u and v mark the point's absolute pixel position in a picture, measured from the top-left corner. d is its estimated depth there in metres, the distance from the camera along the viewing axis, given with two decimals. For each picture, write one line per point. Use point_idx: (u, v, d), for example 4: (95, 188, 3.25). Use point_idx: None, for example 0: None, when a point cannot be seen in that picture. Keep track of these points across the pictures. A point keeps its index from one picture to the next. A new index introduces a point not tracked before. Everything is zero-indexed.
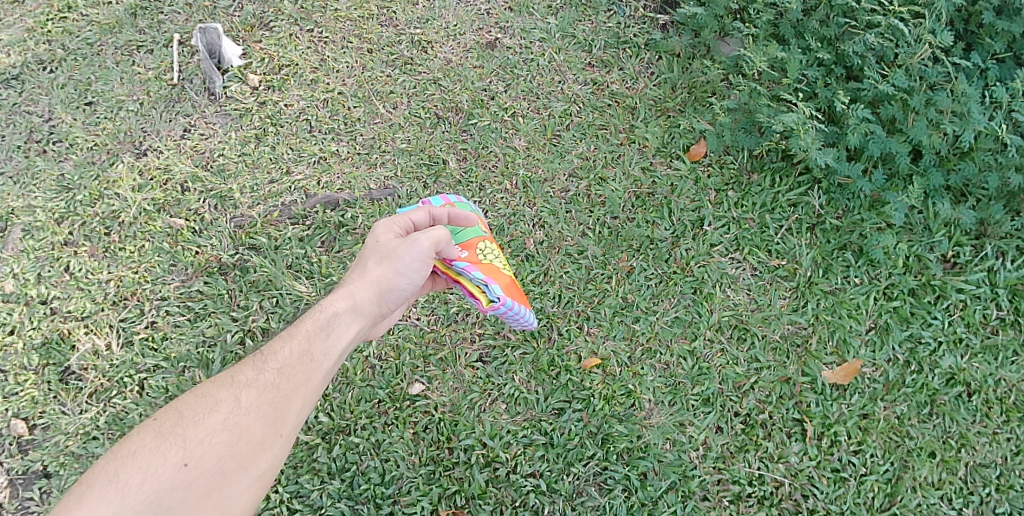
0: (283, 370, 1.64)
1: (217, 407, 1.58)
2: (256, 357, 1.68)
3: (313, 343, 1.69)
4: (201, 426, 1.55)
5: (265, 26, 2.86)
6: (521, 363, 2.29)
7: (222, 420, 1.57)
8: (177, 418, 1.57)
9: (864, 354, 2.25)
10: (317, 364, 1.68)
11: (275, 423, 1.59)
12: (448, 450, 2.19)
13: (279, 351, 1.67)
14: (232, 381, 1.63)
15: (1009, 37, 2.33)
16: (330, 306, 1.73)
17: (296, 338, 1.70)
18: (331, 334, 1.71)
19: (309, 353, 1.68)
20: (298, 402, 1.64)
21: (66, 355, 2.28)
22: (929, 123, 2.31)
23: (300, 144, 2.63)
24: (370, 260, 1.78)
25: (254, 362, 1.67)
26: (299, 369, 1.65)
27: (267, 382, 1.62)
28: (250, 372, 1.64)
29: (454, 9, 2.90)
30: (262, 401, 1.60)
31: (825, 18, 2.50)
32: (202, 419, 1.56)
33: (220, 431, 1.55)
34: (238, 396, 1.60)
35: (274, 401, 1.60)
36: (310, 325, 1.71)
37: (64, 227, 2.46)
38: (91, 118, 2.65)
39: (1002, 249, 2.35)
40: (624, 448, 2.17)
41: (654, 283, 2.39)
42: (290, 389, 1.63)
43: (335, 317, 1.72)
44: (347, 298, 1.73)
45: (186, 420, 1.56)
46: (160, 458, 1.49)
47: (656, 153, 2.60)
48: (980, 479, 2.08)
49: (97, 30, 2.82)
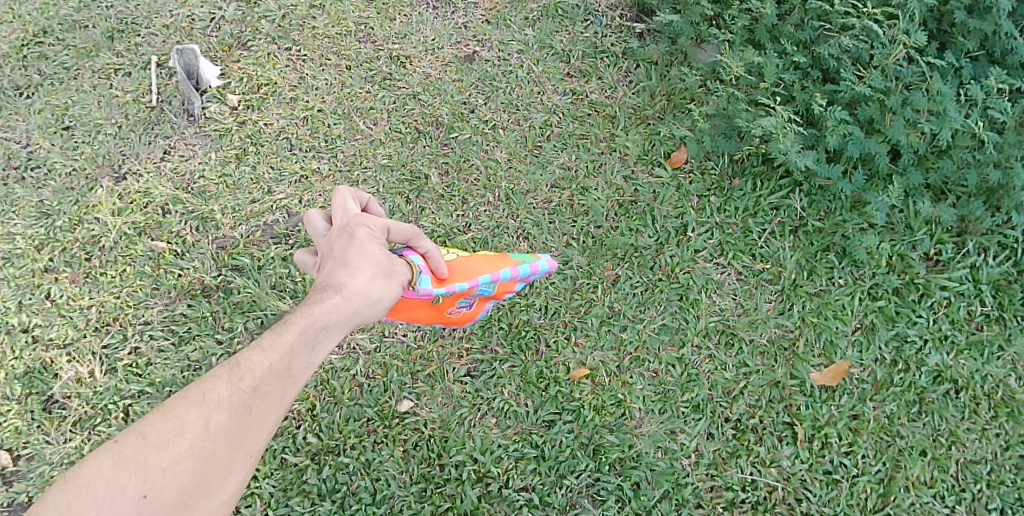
0: (261, 388, 1.43)
1: (183, 430, 1.33)
2: (230, 368, 1.44)
3: (297, 357, 1.49)
4: (166, 453, 1.30)
5: (243, 45, 2.88)
6: (510, 377, 2.25)
7: (191, 445, 1.32)
8: (136, 442, 1.30)
9: (851, 355, 2.26)
10: (299, 378, 1.49)
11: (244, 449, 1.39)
12: (439, 467, 2.12)
13: (260, 363, 1.45)
14: (203, 400, 1.38)
15: (979, 36, 2.38)
16: (321, 315, 1.54)
17: (278, 347, 1.48)
18: (318, 346, 1.52)
19: (293, 367, 1.48)
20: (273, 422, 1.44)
21: (49, 383, 2.23)
22: (906, 123, 2.35)
23: (281, 163, 2.62)
24: (370, 272, 1.65)
25: (228, 373, 1.42)
26: (279, 388, 1.45)
27: (244, 403, 1.40)
28: (223, 387, 1.40)
29: (431, 24, 2.93)
30: (237, 425, 1.38)
31: (800, 23, 2.55)
32: (167, 442, 1.31)
33: (186, 458, 1.31)
34: (208, 418, 1.36)
35: (249, 424, 1.40)
36: (297, 334, 1.50)
37: (43, 254, 2.42)
38: (69, 142, 2.64)
39: (983, 245, 2.39)
40: (616, 459, 2.13)
41: (640, 290, 2.37)
42: (268, 409, 1.42)
43: (326, 328, 1.54)
44: (339, 306, 1.56)
45: (146, 443, 1.30)
46: (115, 489, 1.24)
47: (637, 161, 2.61)
48: (971, 476, 2.09)
49: (74, 54, 2.82)
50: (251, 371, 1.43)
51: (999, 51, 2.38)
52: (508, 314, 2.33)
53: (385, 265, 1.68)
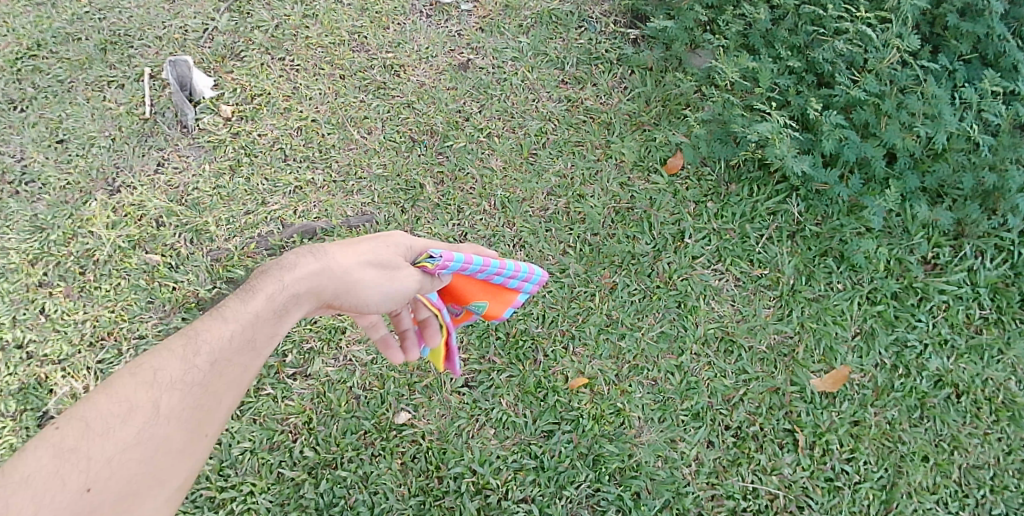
0: (221, 363, 1.30)
1: (133, 413, 1.17)
2: (184, 341, 1.30)
3: (262, 329, 1.37)
4: (110, 441, 1.14)
5: (237, 56, 2.87)
6: (508, 387, 2.23)
7: (141, 430, 1.17)
8: (78, 430, 1.14)
9: (851, 360, 2.24)
10: (260, 352, 1.37)
11: (204, 430, 1.26)
12: (437, 480, 2.10)
13: (221, 335, 1.32)
14: (155, 377, 1.23)
15: (972, 39, 2.38)
16: (292, 285, 1.43)
17: (238, 319, 1.36)
18: (286, 319, 1.42)
19: (255, 340, 1.36)
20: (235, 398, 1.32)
21: (43, 399, 2.20)
22: (901, 126, 2.35)
23: (275, 174, 2.60)
24: (365, 259, 1.54)
25: (185, 347, 1.28)
26: (242, 363, 1.33)
27: (204, 378, 1.26)
28: (180, 364, 1.26)
29: (425, 32, 2.93)
30: (195, 404, 1.24)
31: (794, 27, 2.55)
32: (115, 426, 1.15)
33: (137, 446, 1.16)
34: (159, 399, 1.21)
35: (210, 403, 1.26)
36: (264, 306, 1.39)
37: (37, 268, 2.40)
38: (63, 156, 2.62)
39: (981, 248, 2.38)
40: (616, 469, 2.11)
41: (637, 298, 2.36)
42: (228, 386, 1.30)
43: (296, 298, 1.43)
44: (314, 281, 1.46)
45: (89, 431, 1.14)
46: (56, 484, 1.07)
47: (633, 167, 2.60)
48: (974, 481, 2.07)
49: (68, 67, 2.81)
50: (212, 343, 1.31)
51: (992, 54, 2.37)
52: (505, 323, 2.32)
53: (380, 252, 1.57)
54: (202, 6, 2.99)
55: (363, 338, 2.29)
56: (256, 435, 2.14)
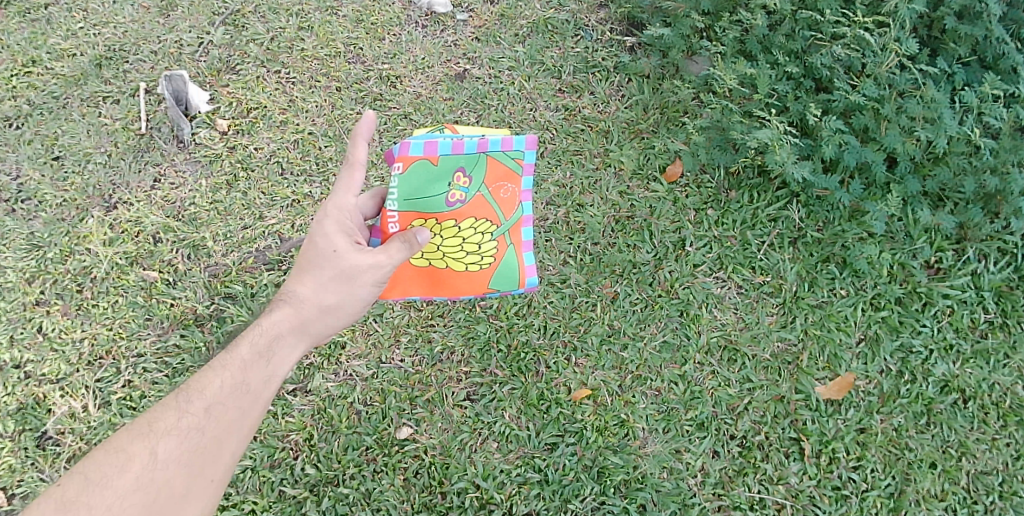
0: (212, 409, 1.53)
1: (130, 463, 1.42)
2: (179, 396, 1.55)
3: (249, 373, 1.59)
4: (110, 490, 1.38)
5: (232, 69, 2.86)
6: (510, 399, 2.21)
7: (137, 477, 1.41)
8: (79, 483, 1.38)
9: (855, 367, 2.23)
10: (255, 394, 1.59)
11: (201, 470, 1.49)
12: (440, 495, 2.08)
13: (209, 385, 1.56)
14: (150, 431, 1.48)
15: (971, 41, 2.36)
16: (270, 328, 1.64)
17: (225, 367, 1.59)
18: (271, 360, 1.62)
19: (245, 383, 1.59)
20: (232, 439, 1.54)
21: (42, 419, 2.18)
22: (901, 131, 2.33)
23: (273, 188, 2.58)
24: (326, 275, 1.64)
25: (176, 402, 1.54)
26: (232, 406, 1.55)
27: (192, 425, 1.50)
28: (171, 416, 1.51)
29: (421, 43, 2.92)
30: (186, 448, 1.48)
31: (791, 32, 2.53)
32: (113, 477, 1.40)
33: (135, 490, 1.40)
34: (155, 447, 1.46)
35: (202, 446, 1.49)
36: (248, 352, 1.61)
37: (35, 287, 2.38)
38: (59, 173, 2.60)
39: (984, 252, 2.37)
40: (621, 481, 2.08)
41: (639, 307, 2.34)
42: (224, 428, 1.53)
43: (277, 340, 1.64)
44: (288, 318, 1.64)
45: (90, 483, 1.39)
46: None
47: (632, 175, 2.58)
48: (983, 487, 2.05)
49: (63, 83, 2.80)
50: (199, 394, 1.54)
51: (990, 56, 2.36)
52: (507, 335, 2.30)
53: (341, 261, 1.64)
54: (197, 20, 2.97)
55: (363, 353, 2.26)
56: (256, 453, 2.11)
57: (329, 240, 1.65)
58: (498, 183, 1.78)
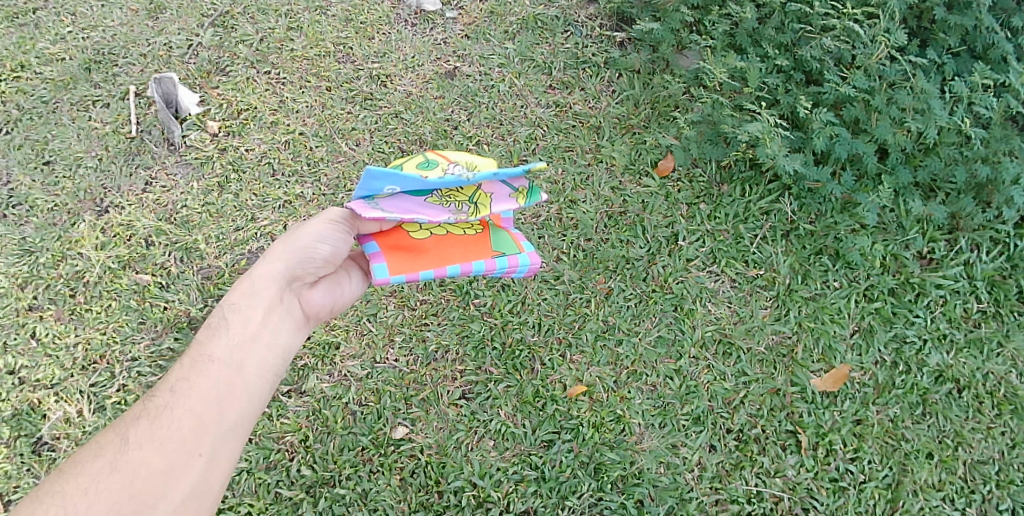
0: (178, 386, 1.50)
1: (102, 449, 1.39)
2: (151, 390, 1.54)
3: (213, 345, 1.57)
4: (85, 476, 1.35)
5: (222, 71, 2.84)
6: (506, 397, 2.20)
7: (111, 459, 1.37)
8: (55, 479, 1.36)
9: (850, 359, 2.23)
10: (223, 361, 1.55)
11: (182, 443, 1.42)
12: (437, 495, 2.07)
13: (175, 369, 1.54)
14: (122, 423, 1.46)
15: (961, 31, 2.36)
16: (230, 304, 1.63)
17: (191, 351, 1.58)
18: (234, 328, 1.60)
19: (210, 356, 1.55)
20: (210, 407, 1.48)
21: (37, 425, 2.16)
22: (892, 122, 2.33)
23: (264, 189, 2.57)
24: (281, 247, 1.69)
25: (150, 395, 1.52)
26: (200, 377, 1.51)
27: (162, 405, 1.47)
28: (142, 406, 1.49)
29: (411, 41, 2.91)
30: (159, 426, 1.43)
31: (781, 25, 2.53)
32: (88, 465, 1.37)
33: (110, 471, 1.35)
34: (125, 433, 1.42)
35: (178, 420, 1.45)
36: (210, 330, 1.60)
37: (27, 292, 2.37)
38: (50, 178, 2.58)
39: (976, 241, 2.38)
40: (618, 477, 2.08)
41: (633, 303, 2.34)
42: (197, 398, 1.48)
43: (235, 310, 1.62)
44: (245, 290, 1.64)
45: (65, 475, 1.36)
46: None
47: (624, 171, 2.58)
48: (980, 477, 2.05)
49: (52, 88, 2.78)
50: (167, 380, 1.53)
51: (981, 46, 2.36)
52: (500, 333, 2.30)
53: (291, 235, 1.71)
54: (186, 22, 2.96)
55: (357, 353, 2.26)
56: (252, 455, 2.10)
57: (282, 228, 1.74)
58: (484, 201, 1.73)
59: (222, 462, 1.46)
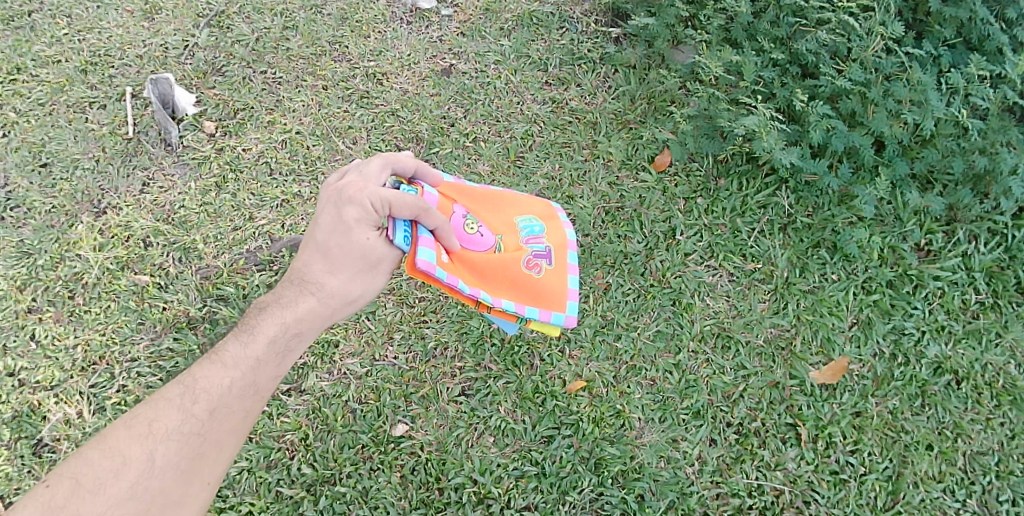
0: (217, 412, 1.49)
1: (126, 468, 1.38)
2: (182, 392, 1.49)
3: (261, 374, 1.56)
4: (103, 496, 1.34)
5: (218, 71, 2.84)
6: (505, 393, 2.21)
7: (133, 485, 1.37)
8: (73, 488, 1.34)
9: (849, 351, 2.23)
10: (262, 394, 1.57)
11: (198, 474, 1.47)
12: (437, 491, 2.07)
13: (218, 385, 1.51)
14: (149, 433, 1.43)
15: (956, 23, 2.36)
16: (292, 324, 1.58)
17: (238, 362, 1.54)
18: (285, 360, 1.59)
19: (255, 384, 1.55)
20: (234, 440, 1.53)
21: (37, 426, 2.16)
22: (889, 114, 2.33)
23: (262, 188, 2.57)
24: (359, 269, 1.59)
25: (179, 399, 1.48)
26: (239, 407, 1.53)
27: (198, 429, 1.47)
28: (172, 417, 1.46)
29: (407, 39, 2.91)
30: (186, 454, 1.44)
31: (775, 20, 2.55)
32: (108, 484, 1.35)
33: (129, 499, 1.36)
34: (153, 452, 1.41)
35: (206, 450, 1.48)
36: (263, 349, 1.56)
37: (26, 294, 2.37)
38: (47, 180, 2.58)
39: (974, 233, 2.38)
40: (619, 472, 2.08)
41: (632, 298, 2.34)
42: (228, 431, 1.51)
43: (294, 338, 1.59)
44: (312, 315, 1.59)
45: (82, 488, 1.34)
46: None
47: (621, 166, 2.58)
48: (980, 468, 2.06)
49: (48, 90, 2.78)
50: (206, 392, 1.50)
51: (976, 37, 2.36)
52: (499, 330, 2.30)
53: (374, 256, 1.59)
54: (182, 23, 2.96)
55: (357, 351, 2.26)
56: (253, 454, 2.10)
57: (364, 231, 1.57)
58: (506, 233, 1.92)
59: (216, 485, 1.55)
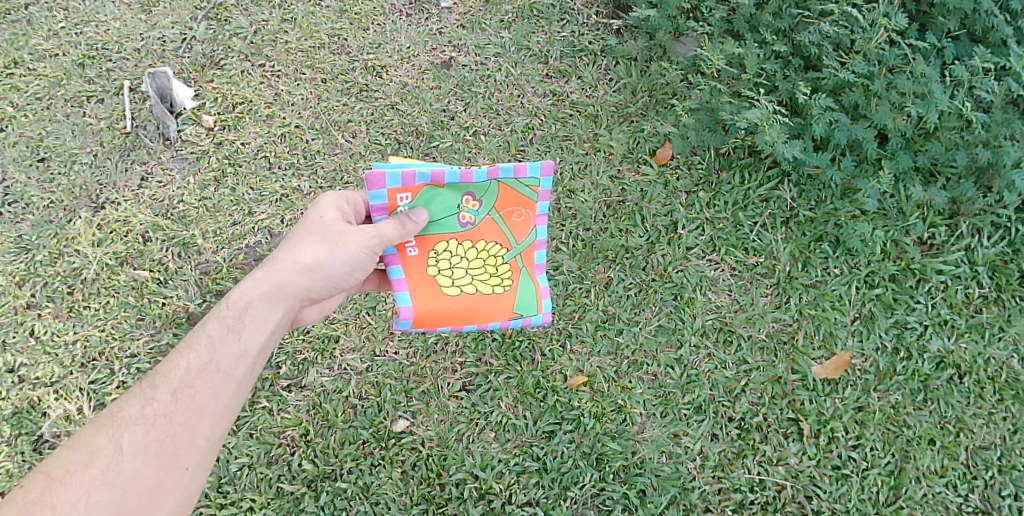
0: (179, 392, 1.41)
1: (94, 457, 1.31)
2: (145, 383, 1.44)
3: (219, 349, 1.48)
4: (73, 487, 1.28)
5: (216, 64, 2.82)
6: (506, 389, 2.20)
7: (100, 473, 1.30)
8: (42, 483, 1.28)
9: (852, 345, 2.22)
10: (227, 371, 1.47)
11: (173, 459, 1.36)
12: (439, 487, 2.07)
13: (175, 368, 1.44)
14: (113, 422, 1.37)
15: (960, 15, 2.33)
16: (242, 299, 1.54)
17: (196, 345, 1.49)
18: (244, 332, 1.51)
19: (216, 361, 1.47)
20: (208, 421, 1.42)
21: (37, 423, 2.16)
22: (892, 107, 2.31)
23: (261, 183, 2.56)
24: (309, 240, 1.62)
25: (142, 388, 1.43)
26: (202, 384, 1.43)
27: (161, 411, 1.39)
28: (135, 405, 1.40)
29: (406, 31, 2.88)
30: (153, 437, 1.36)
31: (779, 10, 2.50)
32: (77, 474, 1.29)
33: (100, 486, 1.28)
34: (120, 439, 1.34)
35: (175, 431, 1.38)
36: (218, 326, 1.51)
37: (25, 290, 2.35)
38: (45, 175, 2.57)
39: (978, 226, 2.36)
40: (620, 467, 2.08)
41: (633, 292, 2.33)
42: (195, 409, 1.41)
43: (248, 310, 1.53)
44: (259, 286, 1.55)
45: (53, 481, 1.28)
46: None
47: (622, 160, 2.56)
48: (982, 462, 2.05)
49: (45, 84, 2.76)
50: (166, 376, 1.43)
51: (980, 29, 2.34)
52: None
53: (327, 227, 1.64)
54: (179, 15, 2.93)
55: (357, 347, 2.25)
56: (253, 450, 2.10)
57: (318, 211, 1.68)
58: (510, 208, 1.77)
59: (205, 477, 1.42)
